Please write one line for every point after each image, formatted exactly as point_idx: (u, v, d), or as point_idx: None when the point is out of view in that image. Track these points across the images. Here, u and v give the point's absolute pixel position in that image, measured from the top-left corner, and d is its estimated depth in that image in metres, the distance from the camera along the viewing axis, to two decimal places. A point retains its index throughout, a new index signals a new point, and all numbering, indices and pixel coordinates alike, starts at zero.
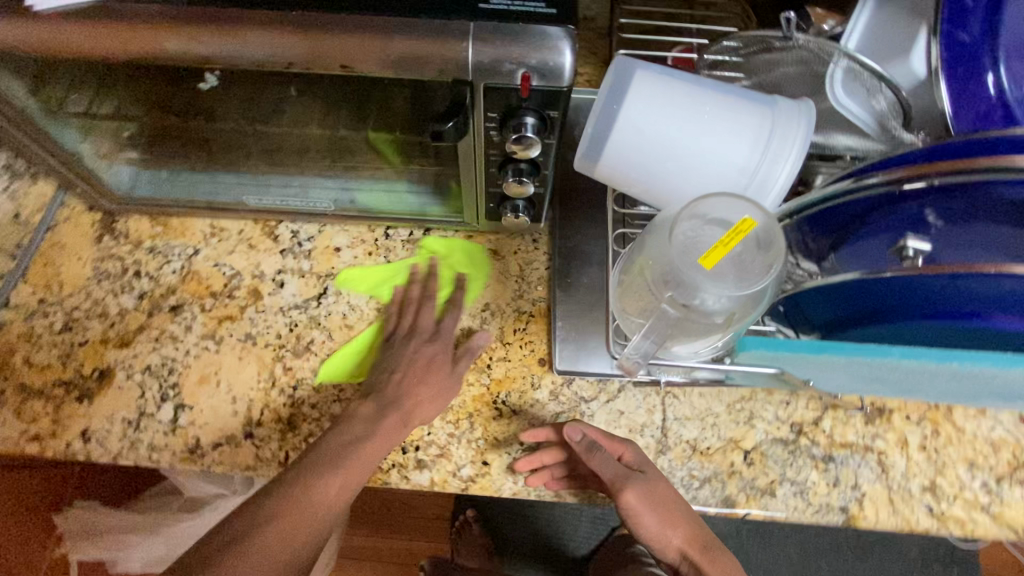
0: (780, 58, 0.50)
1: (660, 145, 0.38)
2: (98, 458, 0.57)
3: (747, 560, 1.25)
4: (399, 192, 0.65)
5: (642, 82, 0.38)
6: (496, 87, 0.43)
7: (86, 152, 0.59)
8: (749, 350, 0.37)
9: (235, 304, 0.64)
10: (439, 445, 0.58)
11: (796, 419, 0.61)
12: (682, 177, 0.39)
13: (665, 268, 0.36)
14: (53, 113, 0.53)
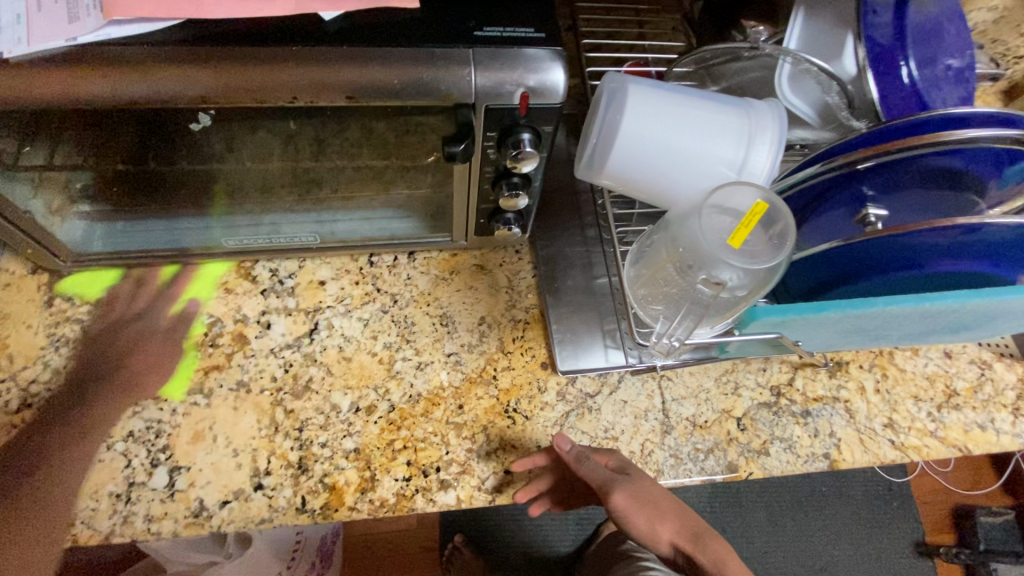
0: (748, 65, 0.56)
1: (660, 147, 0.42)
2: (87, 541, 0.52)
3: (725, 529, 1.33)
4: (381, 219, 0.65)
5: (638, 92, 0.42)
6: (497, 108, 0.45)
7: (36, 210, 0.54)
8: (760, 319, 0.42)
9: (220, 353, 0.61)
10: (459, 462, 0.59)
11: (774, 383, 0.68)
12: (680, 175, 0.44)
13: (693, 255, 0.39)
14: (5, 169, 0.49)
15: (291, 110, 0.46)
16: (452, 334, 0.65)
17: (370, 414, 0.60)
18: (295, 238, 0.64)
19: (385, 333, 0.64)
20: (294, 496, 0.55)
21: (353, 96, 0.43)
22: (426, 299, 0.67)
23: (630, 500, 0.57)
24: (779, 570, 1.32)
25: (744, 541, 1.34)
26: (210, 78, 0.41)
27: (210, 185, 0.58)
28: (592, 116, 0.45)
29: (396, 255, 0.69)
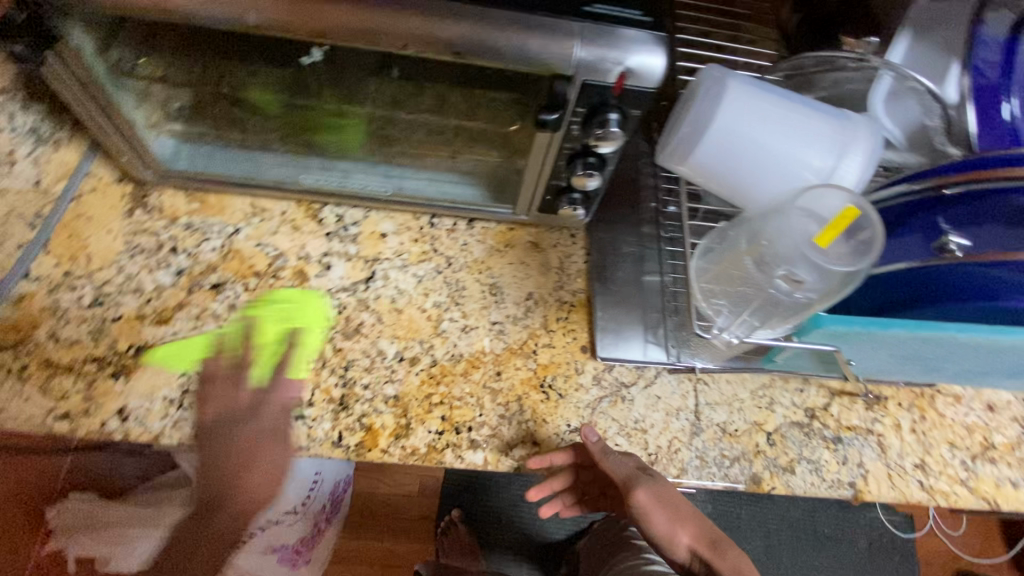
0: (849, 78, 0.58)
1: (752, 141, 0.43)
2: (137, 438, 0.54)
3: None
4: (447, 182, 0.67)
5: (737, 85, 0.43)
6: (593, 84, 0.46)
7: (138, 120, 0.57)
8: (825, 326, 0.42)
9: (281, 285, 0.63)
10: (492, 426, 0.60)
11: (809, 405, 0.67)
12: (765, 173, 0.44)
13: (776, 253, 0.40)
14: (118, 75, 0.52)
15: (394, 58, 0.47)
16: (499, 304, 0.66)
17: (413, 365, 0.62)
18: (365, 188, 0.66)
19: (436, 292, 0.66)
20: (332, 430, 0.57)
21: (460, 52, 0.44)
22: (479, 267, 0.68)
23: (654, 498, 0.59)
24: None
25: None
26: (333, 14, 0.42)
27: (298, 124, 0.61)
28: (686, 106, 0.45)
29: (456, 221, 0.71)
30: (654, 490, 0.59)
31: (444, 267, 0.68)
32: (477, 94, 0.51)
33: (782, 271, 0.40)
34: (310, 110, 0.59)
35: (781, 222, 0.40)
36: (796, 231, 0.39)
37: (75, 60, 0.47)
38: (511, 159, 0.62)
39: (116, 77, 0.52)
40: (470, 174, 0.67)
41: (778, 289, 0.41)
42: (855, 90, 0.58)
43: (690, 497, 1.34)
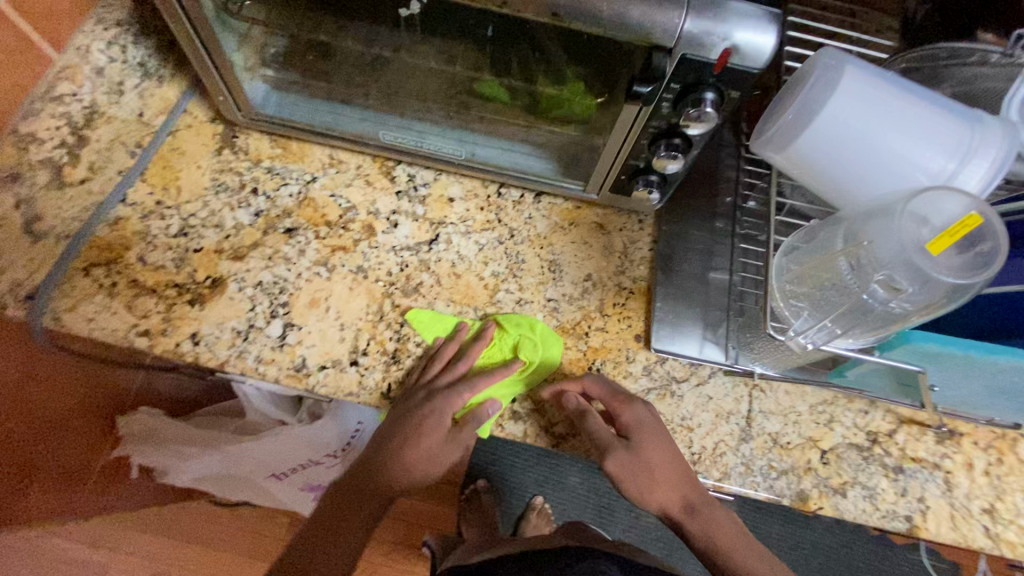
0: (990, 75, 0.52)
1: (862, 134, 0.40)
2: (206, 362, 0.58)
3: None
4: (521, 153, 0.66)
5: (855, 71, 0.40)
6: (693, 59, 0.44)
7: (236, 62, 0.60)
8: (913, 342, 0.41)
9: (349, 236, 0.65)
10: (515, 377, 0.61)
11: (872, 429, 0.63)
12: (870, 171, 0.41)
13: (878, 256, 0.37)
14: (223, 15, 0.54)
15: (488, 15, 0.47)
16: (557, 281, 0.65)
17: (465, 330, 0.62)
18: (440, 151, 0.66)
19: (495, 261, 0.66)
20: (382, 381, 0.59)
21: (560, 15, 0.43)
22: (541, 242, 0.67)
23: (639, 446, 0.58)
24: None
25: None
26: None
27: (385, 78, 0.62)
28: (793, 91, 0.42)
29: (523, 193, 0.70)
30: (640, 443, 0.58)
31: (506, 237, 0.67)
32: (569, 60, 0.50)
33: (881, 277, 0.38)
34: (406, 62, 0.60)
35: (889, 223, 0.37)
36: (905, 235, 0.36)
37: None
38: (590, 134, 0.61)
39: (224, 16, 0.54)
40: (545, 147, 0.66)
41: (872, 295, 0.38)
42: (994, 89, 0.52)
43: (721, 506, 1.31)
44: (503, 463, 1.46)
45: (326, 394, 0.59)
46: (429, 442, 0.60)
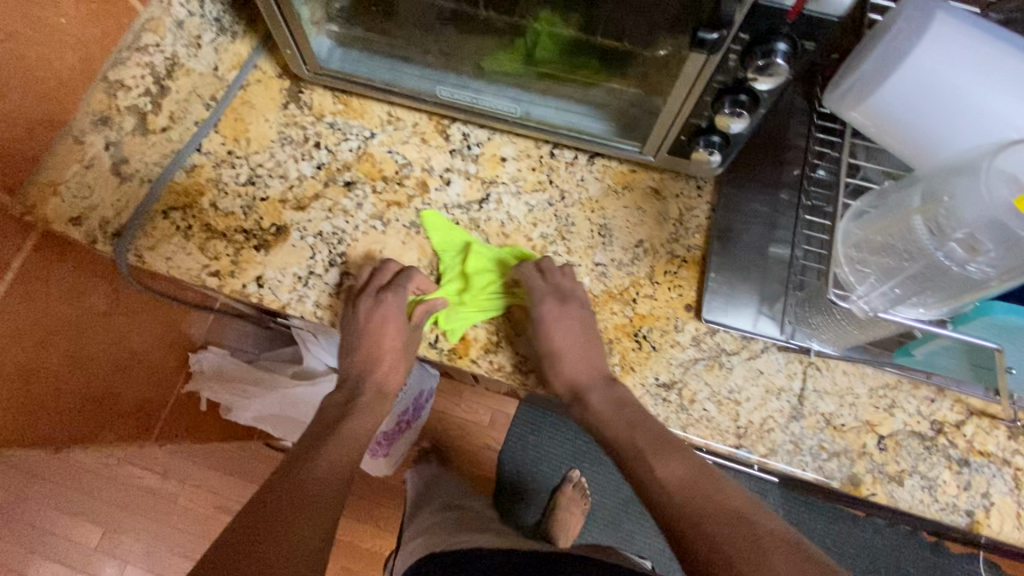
0: None
1: (946, 94, 0.39)
2: (269, 304, 0.61)
3: None
4: (577, 113, 0.65)
5: (945, 25, 0.38)
6: (767, 5, 0.41)
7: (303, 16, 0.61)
8: (995, 315, 0.40)
9: (404, 192, 0.66)
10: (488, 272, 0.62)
11: (937, 418, 0.59)
12: (951, 132, 0.40)
13: (957, 219, 0.36)
14: None
15: None
16: (606, 246, 0.64)
17: (511, 289, 0.62)
18: (494, 110, 0.66)
19: (544, 223, 0.65)
20: (430, 331, 0.61)
21: None
22: (592, 205, 0.66)
23: (549, 327, 0.59)
24: None
25: None
26: None
27: (442, 34, 0.61)
28: (871, 47, 0.41)
29: (577, 155, 0.69)
30: (550, 323, 0.58)
31: (557, 200, 0.66)
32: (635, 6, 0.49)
33: (960, 241, 0.37)
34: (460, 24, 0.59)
35: (971, 182, 0.35)
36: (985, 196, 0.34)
37: None
38: (651, 92, 0.58)
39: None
40: (602, 107, 0.64)
41: (950, 253, 0.37)
42: None
43: (764, 495, 1.28)
44: (540, 434, 1.49)
45: (377, 340, 0.61)
46: (342, 436, 0.60)
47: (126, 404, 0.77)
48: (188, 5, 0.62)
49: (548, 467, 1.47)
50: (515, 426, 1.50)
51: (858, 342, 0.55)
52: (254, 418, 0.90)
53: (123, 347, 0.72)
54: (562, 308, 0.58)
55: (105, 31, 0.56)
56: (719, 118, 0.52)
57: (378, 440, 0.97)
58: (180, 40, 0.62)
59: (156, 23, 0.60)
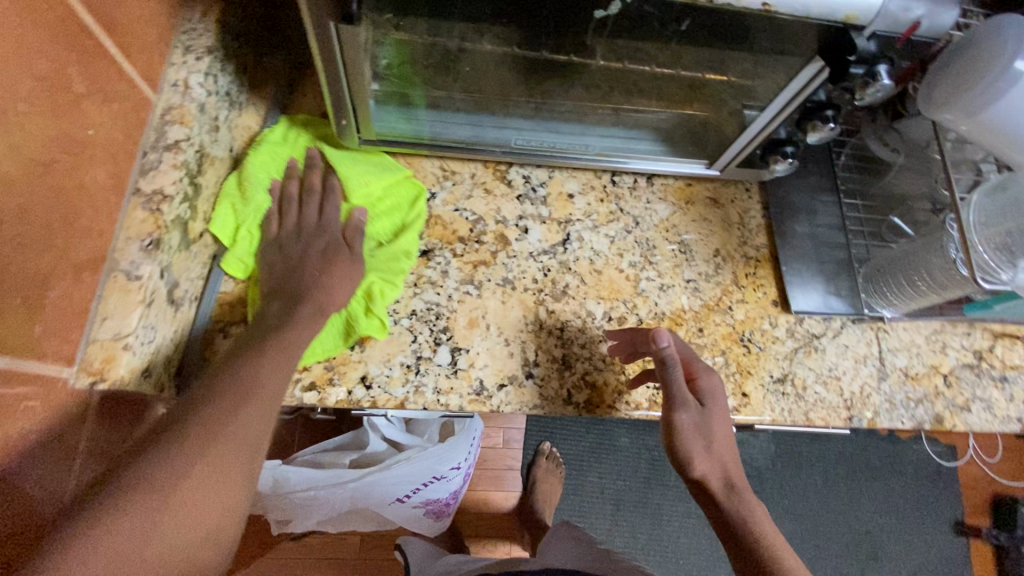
0: None
1: None
2: (384, 404, 0.55)
3: (768, 491, 1.53)
4: (641, 142, 0.65)
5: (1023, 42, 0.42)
6: (881, 35, 0.45)
7: (349, 94, 0.54)
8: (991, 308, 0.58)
9: (485, 249, 0.63)
10: (309, 171, 0.59)
11: (977, 347, 0.70)
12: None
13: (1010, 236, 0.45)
14: (359, 45, 0.48)
15: (688, 10, 0.44)
16: (690, 262, 0.67)
17: (622, 324, 0.63)
18: (568, 151, 0.65)
19: (630, 252, 0.66)
20: (561, 388, 0.59)
21: (767, 4, 0.42)
22: (666, 226, 0.68)
23: (320, 287, 0.52)
24: (819, 534, 1.52)
25: (789, 511, 1.52)
26: None
27: (500, 75, 0.56)
28: (972, 72, 0.45)
29: (635, 178, 0.71)
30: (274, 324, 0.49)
31: (617, 219, 0.67)
32: (739, 55, 0.51)
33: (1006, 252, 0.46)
34: (467, 42, 0.51)
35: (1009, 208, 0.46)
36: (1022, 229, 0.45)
37: (334, 33, 0.45)
38: (696, 90, 0.58)
39: (373, 42, 0.51)
40: (639, 128, 0.64)
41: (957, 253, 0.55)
42: None
43: (753, 436, 1.55)
44: (554, 439, 1.50)
45: (511, 411, 0.58)
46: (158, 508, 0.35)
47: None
48: (206, 83, 0.51)
49: (570, 468, 1.49)
50: (529, 437, 1.50)
51: (915, 306, 0.64)
52: (321, 518, 0.82)
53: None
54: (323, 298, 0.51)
55: (130, 134, 0.45)
56: (805, 131, 0.57)
57: (444, 502, 0.93)
58: (204, 126, 0.52)
59: (180, 112, 0.49)
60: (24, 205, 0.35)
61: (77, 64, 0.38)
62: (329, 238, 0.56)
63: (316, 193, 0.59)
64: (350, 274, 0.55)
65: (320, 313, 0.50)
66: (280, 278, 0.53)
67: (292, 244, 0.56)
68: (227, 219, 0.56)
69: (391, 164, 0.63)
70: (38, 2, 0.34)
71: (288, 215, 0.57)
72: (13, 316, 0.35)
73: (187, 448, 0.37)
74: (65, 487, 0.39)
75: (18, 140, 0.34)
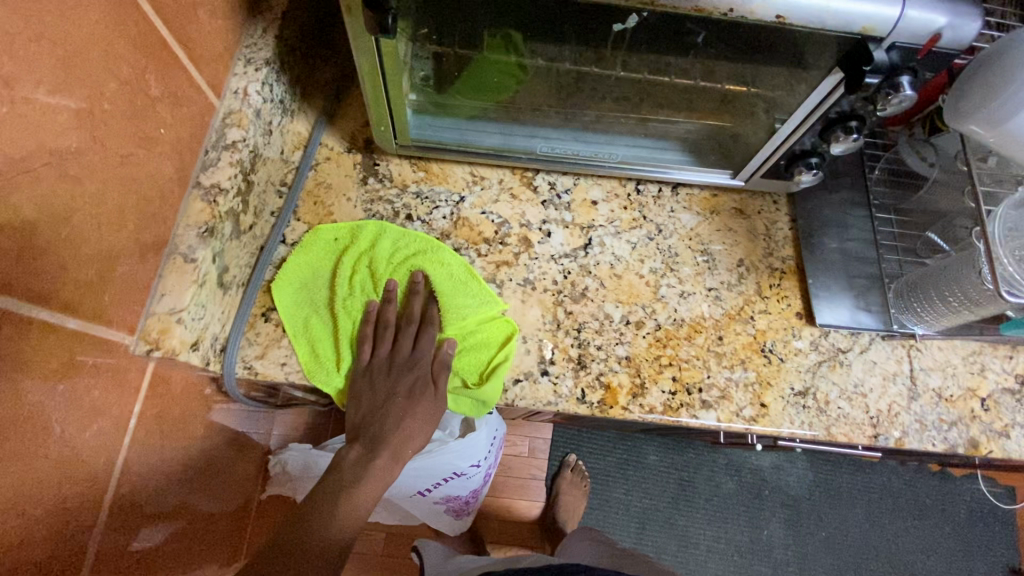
0: None
1: None
2: None
3: (804, 520, 1.46)
4: (665, 151, 0.67)
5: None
6: (900, 47, 0.45)
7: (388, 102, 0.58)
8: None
9: (509, 250, 0.66)
10: (411, 301, 0.61)
11: (1020, 372, 0.67)
12: None
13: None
14: (396, 57, 0.52)
15: (703, 23, 0.46)
16: (713, 271, 0.68)
17: (639, 328, 0.64)
18: (594, 160, 0.68)
19: (651, 258, 0.67)
20: (575, 387, 0.60)
21: (781, 16, 0.43)
22: (689, 234, 0.69)
23: (397, 425, 0.57)
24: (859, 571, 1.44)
25: (827, 545, 1.45)
26: None
27: (531, 83, 0.59)
28: (989, 85, 0.46)
29: (660, 187, 0.72)
30: (351, 472, 0.55)
31: (639, 226, 0.69)
32: (758, 67, 0.52)
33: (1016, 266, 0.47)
34: (494, 53, 0.54)
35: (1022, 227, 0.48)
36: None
37: (375, 46, 0.49)
38: (729, 103, 0.60)
39: (411, 56, 0.55)
40: (667, 139, 0.66)
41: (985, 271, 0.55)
42: None
43: (790, 462, 1.49)
44: (581, 452, 1.49)
45: (524, 406, 0.60)
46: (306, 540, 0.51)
47: (225, 522, 0.71)
48: (262, 92, 0.57)
49: (595, 481, 1.48)
50: (555, 448, 1.49)
51: (943, 324, 0.63)
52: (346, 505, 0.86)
53: (210, 464, 0.65)
54: (393, 436, 0.56)
55: (194, 134, 0.51)
56: (828, 142, 0.57)
57: (464, 501, 0.96)
58: (259, 130, 0.58)
59: (238, 116, 0.55)
60: (102, 189, 0.41)
61: (155, 72, 0.44)
62: (419, 375, 0.58)
63: (413, 323, 0.61)
64: (431, 418, 0.58)
65: (394, 460, 0.56)
66: (364, 415, 0.57)
67: (382, 379, 0.58)
68: (325, 332, 0.60)
69: (488, 297, 0.62)
70: (124, 18, 0.40)
71: (383, 345, 0.59)
72: (86, 284, 0.41)
73: (302, 535, 0.51)
74: (144, 464, 0.50)
75: (102, 134, 0.40)
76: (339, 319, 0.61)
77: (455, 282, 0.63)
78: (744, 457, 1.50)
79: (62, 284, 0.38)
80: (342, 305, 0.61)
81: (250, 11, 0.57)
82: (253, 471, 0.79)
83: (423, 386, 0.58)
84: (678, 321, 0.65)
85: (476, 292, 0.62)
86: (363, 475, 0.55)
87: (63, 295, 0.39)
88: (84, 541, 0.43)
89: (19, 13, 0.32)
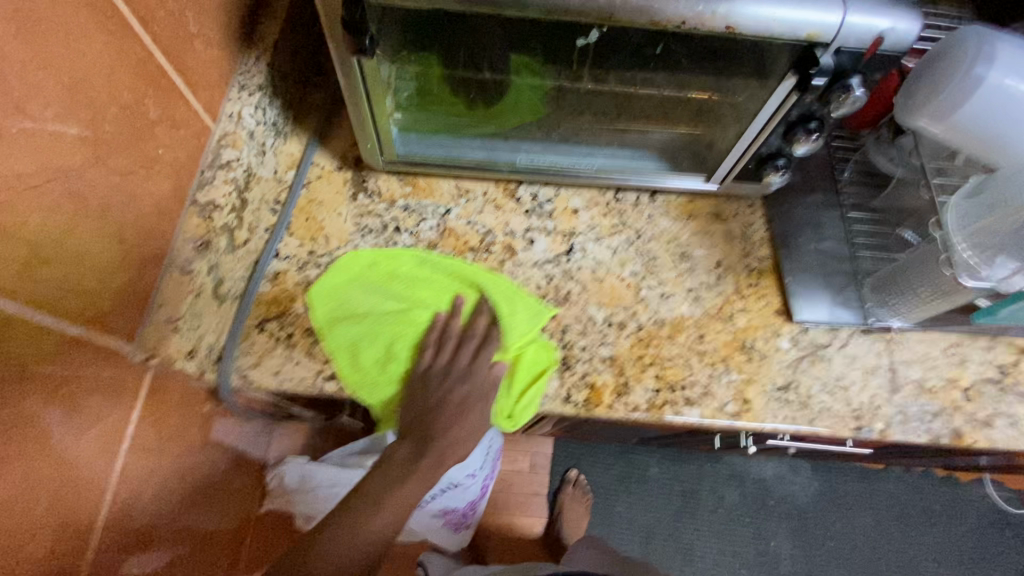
0: None
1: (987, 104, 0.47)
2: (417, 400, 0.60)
3: (810, 530, 1.45)
4: (641, 159, 0.69)
5: (973, 49, 0.47)
6: (846, 50, 0.49)
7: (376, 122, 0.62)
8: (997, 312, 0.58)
9: (494, 258, 0.69)
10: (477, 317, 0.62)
11: (1000, 361, 0.68)
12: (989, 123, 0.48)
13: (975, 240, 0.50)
14: (380, 78, 0.56)
15: (661, 34, 0.49)
16: (692, 272, 0.70)
17: (622, 329, 0.66)
18: (574, 172, 0.70)
19: (631, 262, 0.70)
20: (561, 387, 0.62)
21: (731, 26, 0.47)
22: (668, 238, 0.72)
23: (446, 431, 0.59)
24: None
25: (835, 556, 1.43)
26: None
27: (509, 100, 0.63)
28: (931, 83, 0.50)
29: (638, 195, 0.75)
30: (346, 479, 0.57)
31: (619, 231, 0.72)
32: (718, 74, 0.55)
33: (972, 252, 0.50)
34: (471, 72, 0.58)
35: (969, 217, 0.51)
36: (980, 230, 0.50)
37: (360, 68, 0.53)
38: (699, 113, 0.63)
39: (396, 78, 0.59)
40: (644, 148, 0.69)
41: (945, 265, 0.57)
42: None
43: (794, 471, 1.48)
44: (582, 468, 1.48)
45: (511, 407, 0.62)
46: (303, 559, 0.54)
47: (223, 536, 0.72)
48: (255, 115, 0.61)
49: (598, 497, 1.47)
50: (556, 465, 1.48)
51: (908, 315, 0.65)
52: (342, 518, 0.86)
53: (208, 476, 0.66)
54: (441, 443, 0.59)
55: (191, 154, 0.55)
56: (791, 143, 0.60)
57: (461, 514, 0.96)
58: (252, 150, 0.61)
59: (233, 137, 0.58)
60: (104, 203, 0.44)
61: (154, 96, 0.48)
62: (475, 386, 0.60)
63: (477, 339, 0.62)
64: (478, 427, 0.60)
65: (439, 462, 0.59)
66: (416, 417, 0.59)
67: (435, 387, 0.60)
68: (376, 348, 0.62)
69: (533, 314, 0.64)
70: (125, 48, 0.44)
71: (443, 356, 0.61)
72: (88, 293, 0.43)
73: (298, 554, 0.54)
74: (142, 477, 0.52)
75: (104, 153, 0.43)
76: (400, 336, 0.62)
77: (504, 300, 0.64)
78: (746, 467, 1.49)
79: (63, 293, 0.41)
80: (405, 325, 0.62)
81: (244, 42, 0.61)
82: (249, 487, 0.80)
83: (479, 394, 0.60)
84: (661, 321, 0.67)
85: (525, 311, 0.64)
86: (408, 477, 0.58)
87: (64, 302, 0.41)
88: (81, 552, 0.44)
89: (28, 45, 0.35)
